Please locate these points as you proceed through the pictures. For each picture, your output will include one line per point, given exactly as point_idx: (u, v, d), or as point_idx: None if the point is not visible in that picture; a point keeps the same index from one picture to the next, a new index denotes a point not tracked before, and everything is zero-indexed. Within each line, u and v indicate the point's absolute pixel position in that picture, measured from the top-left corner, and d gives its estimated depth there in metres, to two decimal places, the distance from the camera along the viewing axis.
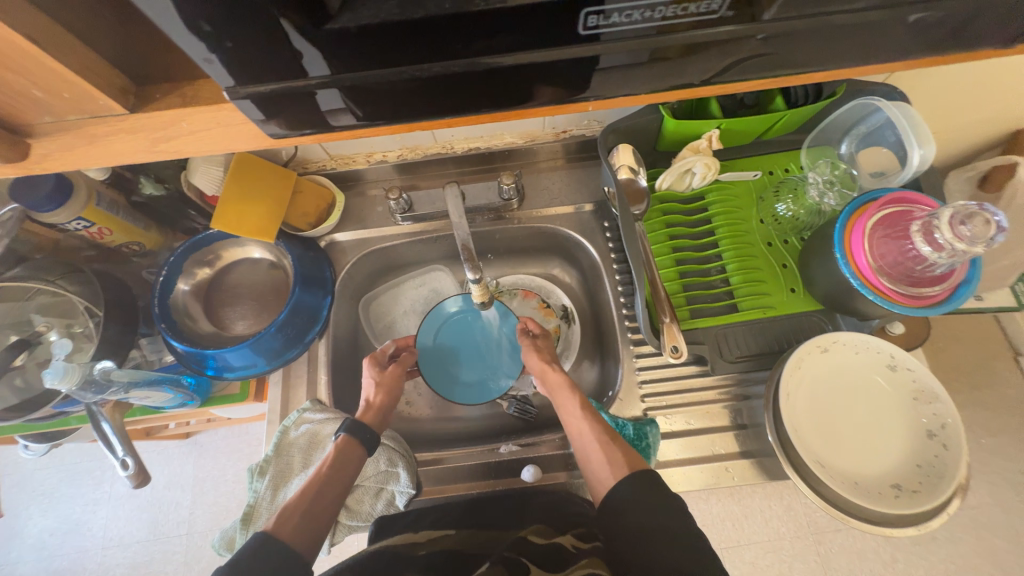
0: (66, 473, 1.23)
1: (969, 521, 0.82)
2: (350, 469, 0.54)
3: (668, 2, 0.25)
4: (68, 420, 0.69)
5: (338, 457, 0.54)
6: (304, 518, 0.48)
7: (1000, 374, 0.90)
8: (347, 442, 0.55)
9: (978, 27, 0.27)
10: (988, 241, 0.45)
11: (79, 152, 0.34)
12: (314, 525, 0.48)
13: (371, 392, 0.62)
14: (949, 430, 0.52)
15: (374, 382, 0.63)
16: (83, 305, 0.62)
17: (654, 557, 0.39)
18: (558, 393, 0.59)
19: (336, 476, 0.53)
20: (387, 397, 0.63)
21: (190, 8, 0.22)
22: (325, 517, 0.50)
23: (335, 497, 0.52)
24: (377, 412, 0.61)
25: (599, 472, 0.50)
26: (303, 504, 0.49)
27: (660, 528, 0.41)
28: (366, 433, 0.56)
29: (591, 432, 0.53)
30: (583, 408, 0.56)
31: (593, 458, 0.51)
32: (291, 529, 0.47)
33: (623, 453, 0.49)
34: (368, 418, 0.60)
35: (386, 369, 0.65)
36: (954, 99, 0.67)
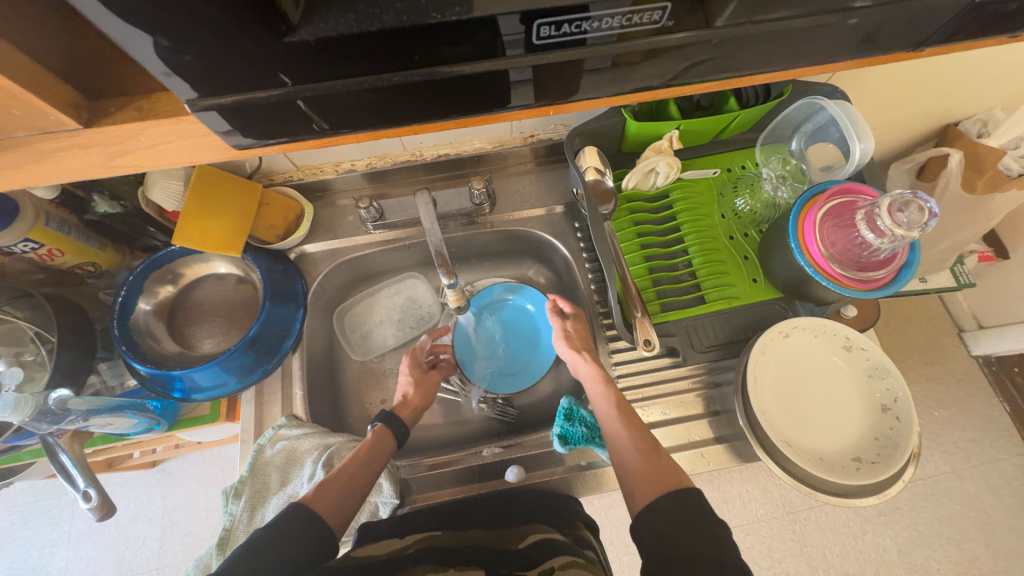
0: (18, 515, 1.14)
1: (928, 489, 0.87)
2: (381, 457, 0.58)
3: (615, 13, 0.26)
4: (20, 454, 0.64)
5: (374, 445, 0.58)
6: (338, 497, 0.52)
7: (946, 350, 0.97)
8: (382, 432, 0.60)
9: (902, 31, 0.30)
10: (923, 226, 0.48)
11: (27, 170, 0.32)
12: (346, 503, 0.52)
13: (408, 389, 0.67)
14: (901, 404, 0.56)
15: (411, 381, 0.69)
16: (33, 332, 0.59)
17: (661, 555, 0.42)
18: (592, 385, 0.60)
19: (370, 459, 0.56)
20: (421, 396, 0.68)
21: (145, 22, 0.22)
22: (357, 497, 0.53)
23: (369, 479, 0.55)
24: (413, 410, 0.66)
25: (632, 470, 0.51)
26: (339, 484, 0.53)
27: (668, 530, 0.43)
28: (398, 427, 0.61)
29: (629, 432, 0.54)
30: (616, 404, 0.57)
31: (627, 453, 0.52)
32: (329, 503, 0.51)
33: (662, 458, 0.50)
34: (403, 415, 0.65)
35: (425, 372, 0.71)
36: (890, 97, 0.72)
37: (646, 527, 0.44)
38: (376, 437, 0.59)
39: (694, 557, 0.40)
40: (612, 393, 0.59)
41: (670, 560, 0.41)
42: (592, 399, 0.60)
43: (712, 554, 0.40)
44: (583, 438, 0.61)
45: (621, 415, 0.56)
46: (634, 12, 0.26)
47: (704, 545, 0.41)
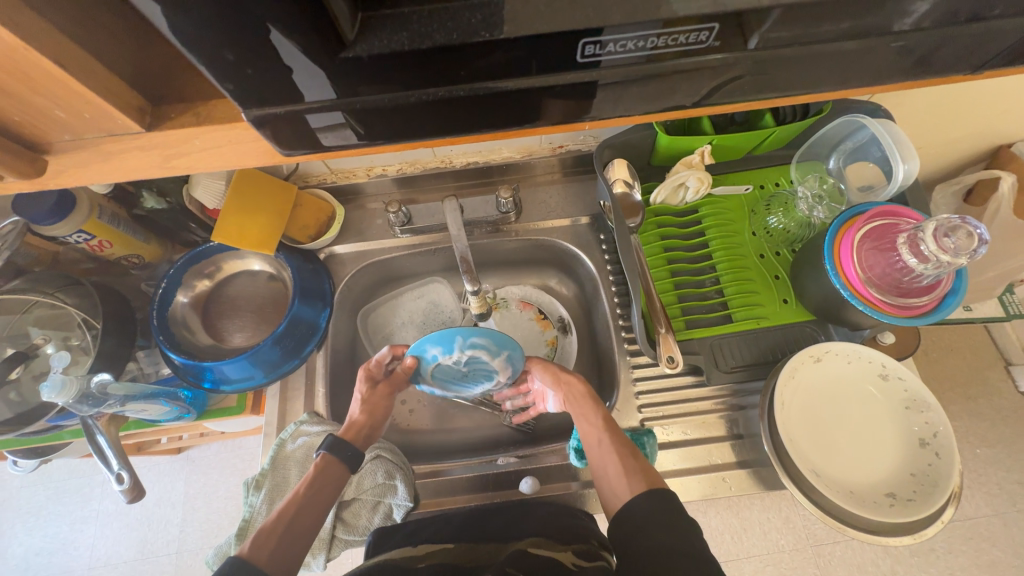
0: (54, 490, 1.20)
1: (966, 532, 0.82)
2: (332, 489, 0.54)
3: (659, 32, 0.26)
4: (60, 434, 0.68)
5: (319, 477, 0.54)
6: (280, 546, 0.47)
7: (991, 384, 0.91)
8: (327, 462, 0.55)
9: (955, 55, 0.29)
10: (971, 253, 0.46)
11: (93, 168, 0.35)
12: (289, 553, 0.48)
13: (354, 412, 0.61)
14: (941, 439, 0.53)
15: (362, 398, 0.62)
16: (79, 319, 0.63)
17: (633, 546, 0.42)
18: (577, 402, 0.58)
19: (317, 493, 0.53)
20: (373, 414, 0.62)
21: (214, 39, 0.24)
22: (302, 543, 0.49)
23: (314, 520, 0.51)
24: (360, 430, 0.61)
25: (615, 485, 0.49)
26: (280, 530, 0.49)
27: (663, 548, 0.40)
28: (348, 453, 0.56)
29: (614, 446, 0.52)
30: (602, 419, 0.56)
31: (611, 472, 0.50)
32: (269, 555, 0.46)
33: (642, 472, 0.49)
34: (349, 437, 0.59)
35: (376, 387, 0.63)
36: (937, 117, 0.69)
37: (625, 520, 0.44)
38: (321, 467, 0.55)
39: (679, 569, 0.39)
40: (598, 407, 0.57)
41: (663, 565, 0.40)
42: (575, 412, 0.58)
43: (699, 555, 0.39)
44: None
45: (607, 429, 0.55)
46: (670, 33, 0.27)
47: (674, 538, 0.41)
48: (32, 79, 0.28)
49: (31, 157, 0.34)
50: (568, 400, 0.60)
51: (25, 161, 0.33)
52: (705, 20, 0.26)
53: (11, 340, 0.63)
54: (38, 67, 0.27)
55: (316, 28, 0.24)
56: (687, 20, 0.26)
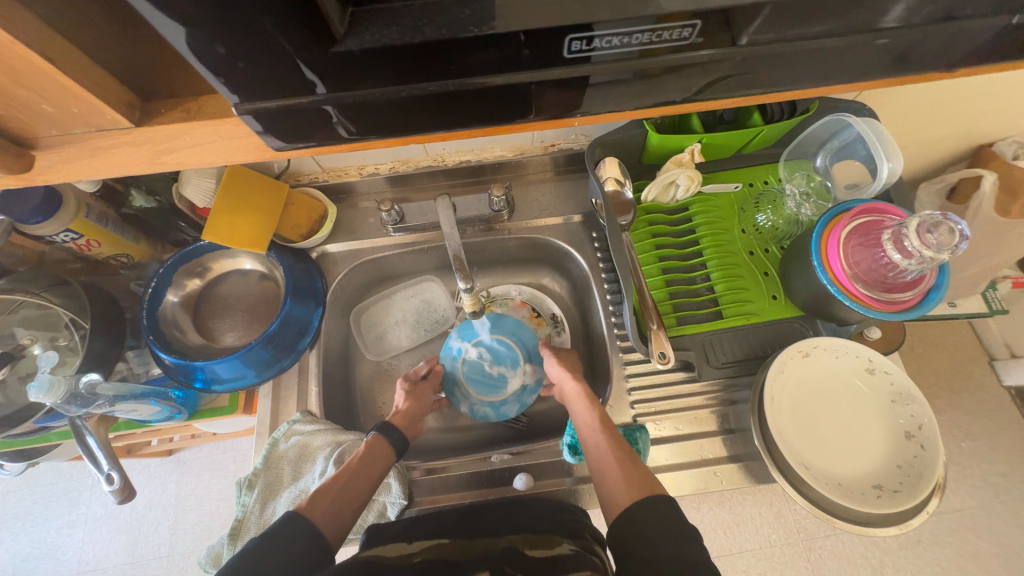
0: (41, 495, 1.18)
1: (952, 524, 0.84)
2: (380, 465, 0.57)
3: (644, 29, 0.27)
4: (47, 436, 0.67)
5: (370, 452, 0.58)
6: (333, 506, 0.51)
7: (975, 379, 0.93)
8: (377, 439, 0.59)
9: (933, 54, 0.30)
10: (953, 249, 0.47)
11: (81, 164, 0.35)
12: (342, 515, 0.51)
13: (400, 400, 0.66)
14: (926, 431, 0.54)
15: (403, 393, 0.68)
16: (68, 318, 0.62)
17: (630, 549, 0.43)
18: (575, 401, 0.61)
19: (367, 468, 0.56)
20: (416, 406, 0.67)
21: (204, 32, 0.24)
22: (351, 511, 0.53)
23: (364, 491, 0.54)
24: (406, 416, 0.65)
25: (614, 490, 0.50)
26: (334, 493, 0.52)
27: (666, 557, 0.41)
28: (396, 437, 0.61)
29: (611, 450, 0.53)
30: (599, 419, 0.57)
31: (610, 475, 0.51)
32: (323, 513, 0.50)
33: (642, 478, 0.49)
34: (396, 422, 0.64)
35: (417, 384, 0.69)
36: (920, 116, 0.71)
37: (631, 520, 0.45)
38: (371, 445, 0.58)
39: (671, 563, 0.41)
40: (594, 408, 0.58)
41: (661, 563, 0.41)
42: (576, 414, 0.60)
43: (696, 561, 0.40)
44: None
45: (603, 430, 0.56)
46: (659, 29, 0.27)
47: (676, 545, 0.41)
48: (19, 74, 0.28)
49: (18, 152, 0.34)
50: (568, 400, 0.62)
51: (11, 156, 0.33)
52: (688, 16, 0.27)
53: None
54: (24, 60, 0.27)
55: (307, 22, 0.24)
56: (672, 17, 0.26)
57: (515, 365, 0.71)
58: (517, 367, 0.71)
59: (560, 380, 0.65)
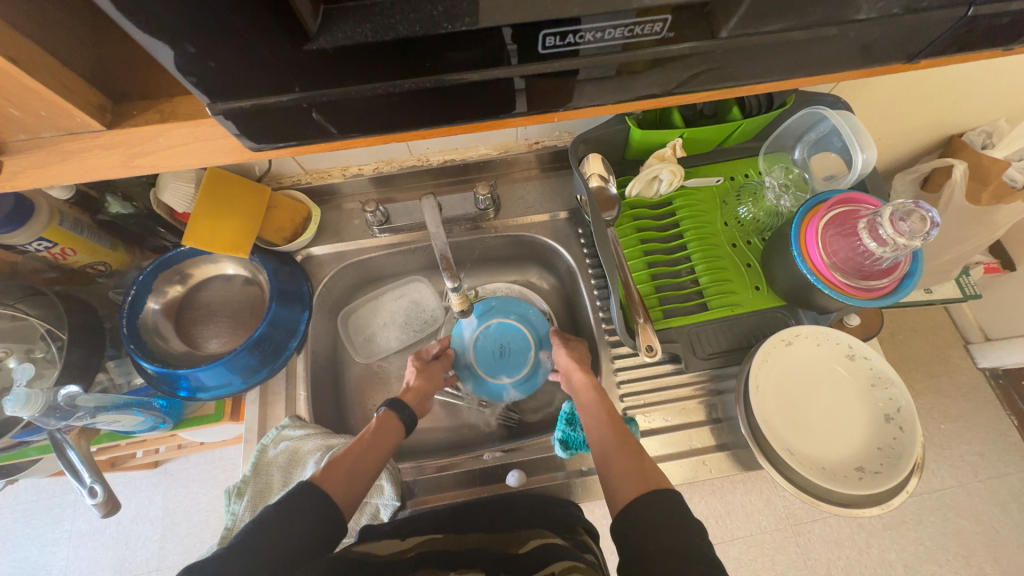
0: (21, 513, 1.15)
1: (933, 503, 0.86)
2: (390, 439, 0.59)
3: (618, 24, 0.27)
4: (26, 450, 0.65)
5: (381, 428, 0.59)
6: (346, 478, 0.52)
7: (952, 362, 0.96)
8: (387, 416, 0.61)
9: (899, 44, 0.31)
10: (925, 236, 0.49)
11: (52, 169, 0.34)
12: (354, 487, 0.52)
13: (410, 376, 0.68)
14: (904, 414, 0.56)
15: (415, 369, 0.70)
16: (44, 329, 0.60)
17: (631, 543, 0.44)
18: (583, 392, 0.62)
19: (379, 443, 0.57)
20: (426, 383, 0.69)
21: (174, 33, 0.23)
22: (365, 481, 0.53)
23: (376, 463, 0.55)
24: (417, 394, 0.67)
25: (616, 483, 0.50)
26: (349, 464, 0.53)
27: (664, 555, 0.41)
28: (406, 413, 0.62)
29: (619, 444, 0.54)
30: (608, 412, 0.58)
31: (616, 468, 0.51)
32: (337, 483, 0.51)
33: (644, 472, 0.50)
34: (407, 399, 0.65)
35: (428, 362, 0.71)
36: (893, 108, 0.73)
37: (631, 513, 0.45)
38: (382, 421, 0.60)
39: (665, 550, 0.41)
40: (602, 401, 0.60)
41: (657, 551, 0.41)
42: (584, 404, 0.61)
43: (691, 553, 0.41)
44: (584, 443, 0.62)
45: (609, 424, 0.57)
46: (637, 24, 0.27)
47: (677, 542, 0.41)
48: None
49: None
50: (574, 390, 0.64)
51: None
52: (661, 11, 0.27)
53: None
54: None
55: (279, 20, 0.24)
56: (644, 12, 0.27)
57: (525, 349, 0.74)
58: (527, 351, 0.74)
59: (568, 370, 0.66)
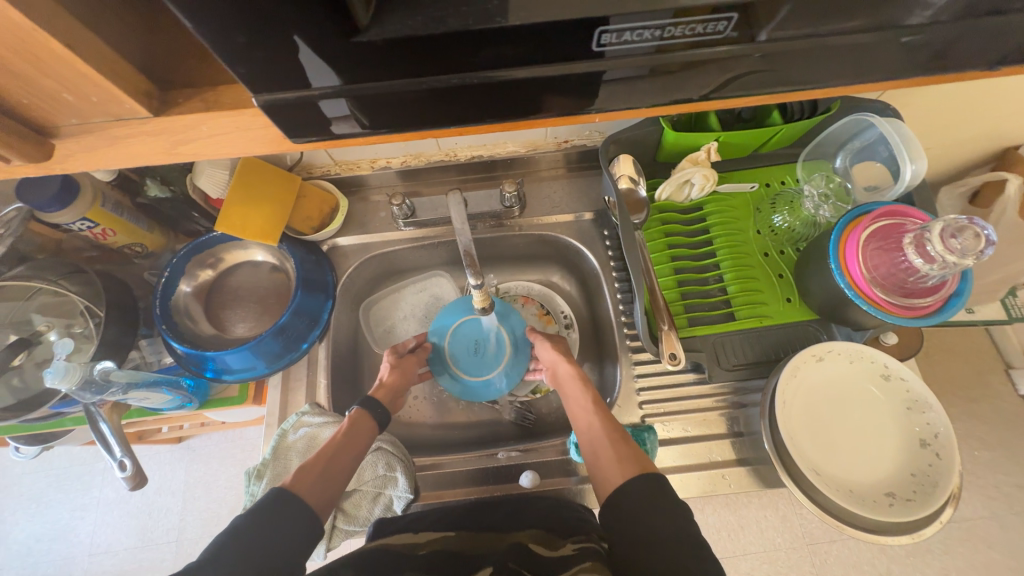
0: (55, 478, 1.21)
1: (962, 533, 0.82)
2: (362, 440, 0.58)
3: (677, 22, 0.26)
4: (62, 420, 0.68)
5: (353, 428, 0.59)
6: (320, 481, 0.52)
7: (992, 388, 0.91)
8: (360, 415, 0.60)
9: (971, 50, 0.29)
10: (977, 254, 0.46)
11: (100, 153, 0.35)
12: (328, 491, 0.52)
13: (385, 373, 0.66)
14: (942, 440, 0.53)
15: (390, 365, 0.67)
16: (83, 306, 0.63)
17: (629, 530, 0.42)
18: (569, 383, 0.61)
19: (351, 444, 0.57)
20: (401, 379, 0.67)
21: (227, 22, 0.23)
22: (338, 484, 0.54)
23: (350, 463, 0.55)
24: (389, 390, 0.65)
25: (606, 468, 0.50)
26: (320, 468, 0.53)
27: (668, 534, 0.40)
28: (379, 411, 0.62)
29: (604, 431, 0.53)
30: (592, 402, 0.58)
31: (602, 454, 0.51)
32: (307, 486, 0.51)
33: (633, 455, 0.49)
34: (380, 397, 0.64)
35: (403, 356, 0.69)
36: (945, 117, 0.69)
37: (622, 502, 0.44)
38: (355, 420, 0.59)
39: (658, 537, 0.40)
40: (587, 391, 0.59)
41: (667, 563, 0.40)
42: (568, 395, 0.61)
43: (675, 531, 0.40)
44: None
45: (596, 412, 0.56)
46: (663, 27, 0.27)
47: (674, 528, 0.40)
48: (42, 61, 0.28)
49: (39, 140, 0.34)
50: (560, 381, 0.63)
51: (33, 144, 0.33)
52: (725, 9, 0.26)
53: (14, 326, 0.63)
54: (47, 48, 0.27)
55: (332, 10, 0.24)
56: (708, 10, 0.26)
57: (501, 347, 0.71)
58: (502, 351, 0.71)
59: (553, 364, 0.65)
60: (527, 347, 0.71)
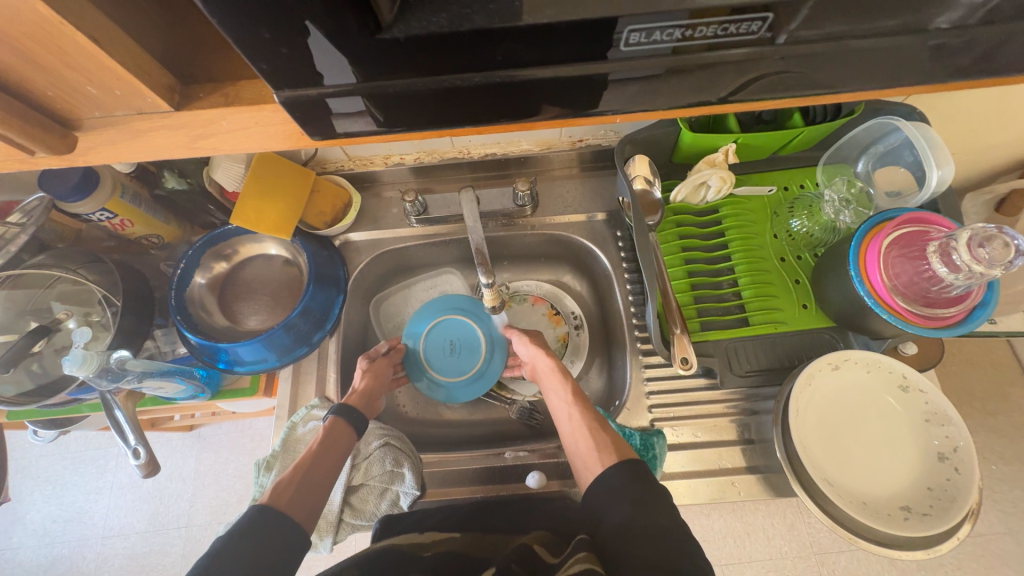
0: (70, 461, 1.24)
1: (976, 549, 0.80)
2: (340, 448, 0.58)
3: (709, 22, 0.26)
4: (79, 407, 0.69)
5: (329, 437, 0.58)
6: (300, 493, 0.51)
7: (1011, 401, 0.88)
8: (336, 423, 0.59)
9: (1010, 53, 0.28)
10: (1006, 264, 0.44)
11: (121, 146, 0.35)
12: (309, 501, 0.51)
13: (357, 379, 0.65)
14: (962, 454, 0.52)
15: (363, 371, 0.67)
16: (100, 294, 0.64)
17: (610, 524, 0.42)
18: (548, 377, 0.61)
19: (328, 453, 0.57)
20: (374, 384, 0.66)
21: (253, 18, 0.23)
22: (320, 495, 0.53)
23: (328, 474, 0.55)
24: (363, 395, 0.64)
25: (586, 460, 0.50)
26: (298, 481, 0.52)
27: (651, 526, 0.40)
28: (355, 417, 0.61)
29: (583, 421, 0.54)
30: (573, 394, 0.58)
31: (583, 446, 0.52)
32: (289, 499, 0.50)
33: (612, 440, 0.50)
34: (353, 402, 0.63)
35: (376, 360, 0.69)
36: (973, 122, 0.67)
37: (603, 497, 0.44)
38: (331, 428, 0.59)
39: (655, 527, 0.40)
40: (568, 384, 0.59)
41: None
42: (548, 389, 0.61)
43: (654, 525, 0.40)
44: None
45: (575, 403, 0.57)
46: (689, 25, 0.26)
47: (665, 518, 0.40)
48: (68, 55, 0.28)
49: (62, 133, 0.34)
50: (541, 375, 0.63)
51: (56, 136, 0.34)
52: (759, 9, 0.26)
53: (35, 313, 0.64)
54: (72, 42, 0.28)
55: (361, 7, 0.24)
56: (742, 10, 0.25)
57: (476, 347, 0.73)
58: (477, 350, 0.72)
59: (534, 357, 0.65)
60: (502, 348, 0.72)
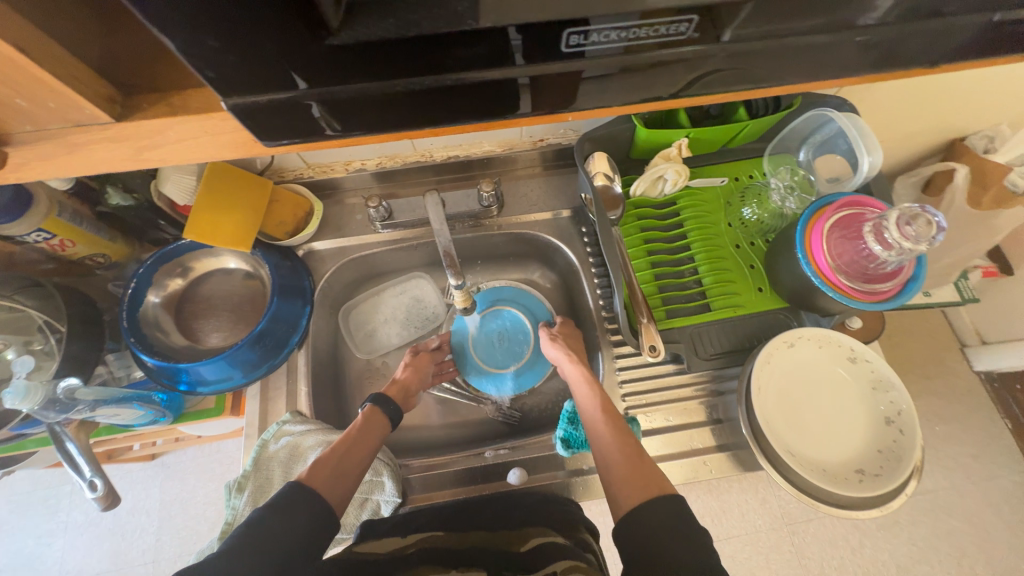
0: (17, 504, 1.14)
1: (926, 504, 0.87)
2: (374, 435, 0.59)
3: (639, 24, 0.27)
4: (23, 443, 0.64)
5: (366, 424, 0.59)
6: (332, 476, 0.52)
7: (948, 365, 0.96)
8: (373, 411, 0.61)
9: (918, 47, 0.31)
10: (930, 240, 0.49)
11: (57, 161, 0.33)
12: (337, 487, 0.51)
13: (399, 371, 0.70)
14: (905, 417, 0.56)
15: (405, 363, 0.72)
16: (41, 321, 0.59)
17: (650, 554, 0.42)
18: (577, 386, 0.62)
19: (362, 441, 0.57)
20: (413, 377, 0.70)
21: (192, 25, 0.23)
22: (353, 476, 0.54)
23: (364, 457, 0.56)
24: (401, 388, 0.68)
25: (619, 487, 0.50)
26: (334, 462, 0.53)
27: (673, 558, 0.41)
28: (391, 407, 0.62)
29: (616, 442, 0.54)
30: (603, 409, 0.58)
31: (616, 473, 0.52)
32: (323, 479, 0.51)
33: (651, 475, 0.50)
34: (392, 393, 0.67)
35: (418, 355, 0.73)
36: (898, 111, 0.73)
37: (638, 526, 0.45)
38: (368, 416, 0.60)
39: (674, 555, 0.41)
40: (601, 399, 0.60)
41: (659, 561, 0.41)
42: (579, 399, 0.61)
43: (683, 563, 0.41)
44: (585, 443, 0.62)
45: (608, 419, 0.57)
46: (625, 28, 0.27)
47: (688, 554, 0.41)
48: None
49: None
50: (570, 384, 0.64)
51: None
52: (684, 12, 0.27)
53: None
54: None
55: (302, 12, 0.23)
56: (669, 13, 0.27)
57: (519, 342, 0.77)
58: (518, 346, 0.77)
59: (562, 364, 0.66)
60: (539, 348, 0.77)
